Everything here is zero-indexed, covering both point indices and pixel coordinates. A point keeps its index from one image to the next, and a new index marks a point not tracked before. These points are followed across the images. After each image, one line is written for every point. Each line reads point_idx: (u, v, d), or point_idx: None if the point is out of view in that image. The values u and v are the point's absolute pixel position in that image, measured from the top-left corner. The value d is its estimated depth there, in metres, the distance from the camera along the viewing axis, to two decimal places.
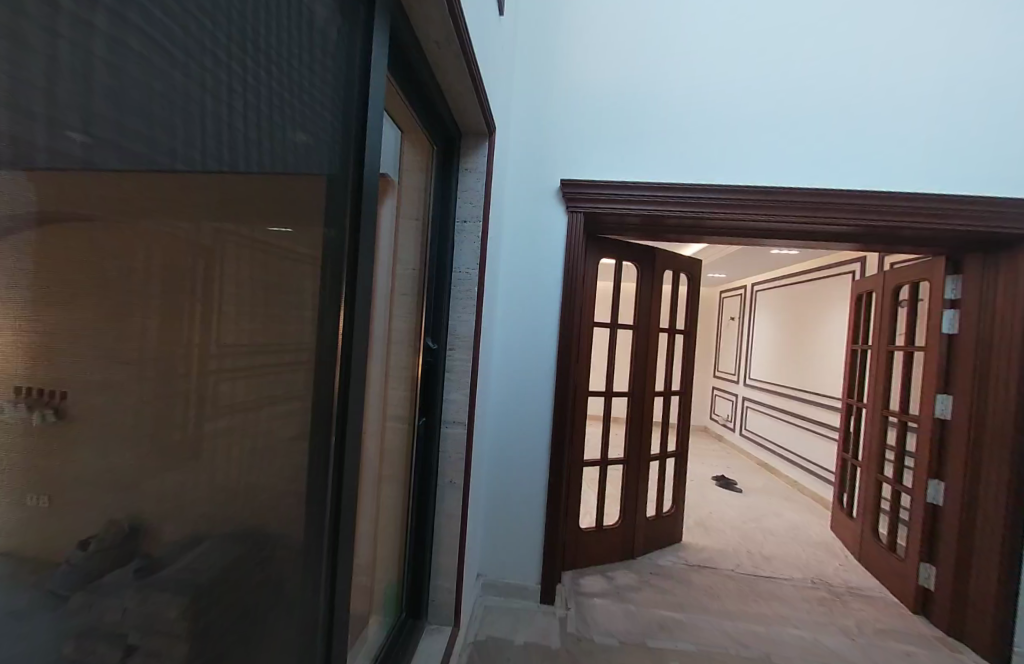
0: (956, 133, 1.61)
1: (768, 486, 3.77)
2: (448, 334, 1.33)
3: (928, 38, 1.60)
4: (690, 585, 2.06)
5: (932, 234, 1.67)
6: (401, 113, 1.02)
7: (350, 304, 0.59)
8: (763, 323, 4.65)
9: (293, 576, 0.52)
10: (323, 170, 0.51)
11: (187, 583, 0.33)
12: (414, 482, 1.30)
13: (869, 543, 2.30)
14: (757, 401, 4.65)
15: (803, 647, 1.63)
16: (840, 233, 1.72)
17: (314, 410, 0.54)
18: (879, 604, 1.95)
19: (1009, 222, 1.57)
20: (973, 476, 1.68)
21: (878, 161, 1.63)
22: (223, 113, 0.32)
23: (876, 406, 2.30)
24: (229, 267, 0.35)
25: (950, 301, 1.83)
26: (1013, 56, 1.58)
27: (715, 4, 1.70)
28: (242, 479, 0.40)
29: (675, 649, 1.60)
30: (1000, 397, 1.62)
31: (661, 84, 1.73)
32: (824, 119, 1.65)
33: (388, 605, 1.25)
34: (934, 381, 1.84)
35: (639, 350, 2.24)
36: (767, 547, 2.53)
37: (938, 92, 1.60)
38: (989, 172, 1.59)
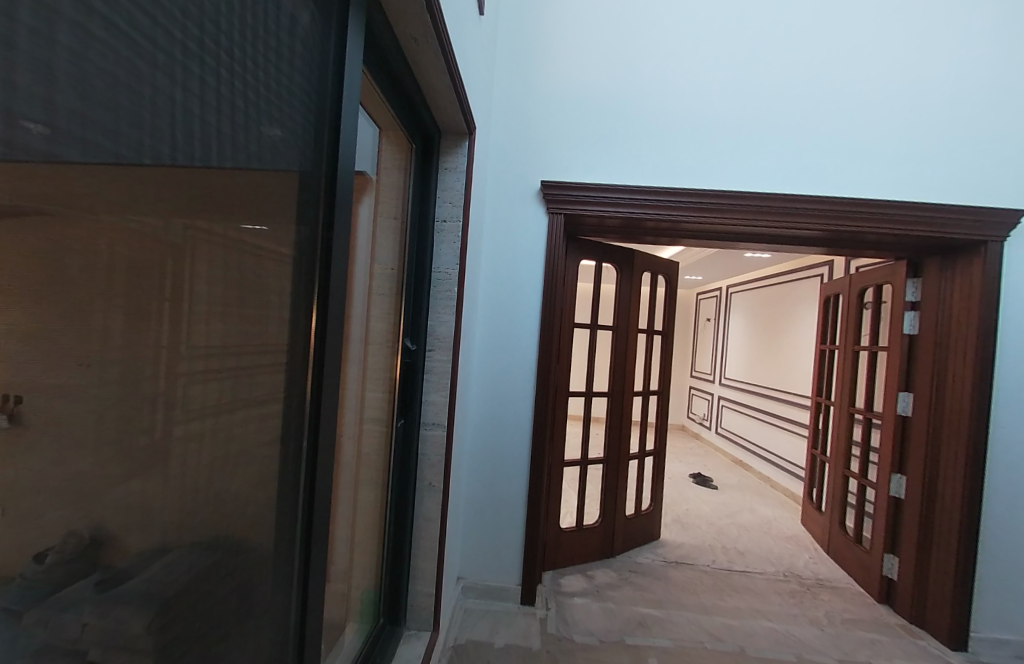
0: (910, 146, 1.73)
1: (742, 482, 3.96)
2: (427, 335, 1.32)
3: (888, 57, 1.73)
4: (668, 581, 2.13)
5: (891, 240, 1.79)
6: (380, 110, 0.99)
7: (324, 303, 0.57)
8: (738, 324, 4.89)
9: (263, 591, 0.50)
10: (295, 167, 0.50)
11: (153, 596, 0.31)
12: (392, 487, 1.27)
13: (837, 535, 2.45)
14: (733, 400, 4.86)
15: (774, 639, 1.72)
16: (807, 237, 1.82)
17: (286, 413, 0.53)
18: (846, 595, 2.08)
19: (962, 229, 1.69)
20: (932, 472, 1.81)
21: (841, 173, 1.74)
22: (194, 108, 0.31)
23: (844, 404, 2.46)
24: (200, 267, 0.34)
25: (911, 302, 1.98)
26: (962, 77, 1.72)
27: (697, 18, 1.78)
28: (212, 486, 0.39)
29: (653, 645, 1.65)
30: (952, 396, 1.75)
31: (644, 92, 1.79)
32: (791, 131, 1.76)
33: (367, 613, 1.22)
34: (898, 380, 1.99)
35: (619, 350, 2.29)
36: (740, 542, 2.65)
37: (895, 108, 1.73)
38: (943, 185, 1.72)
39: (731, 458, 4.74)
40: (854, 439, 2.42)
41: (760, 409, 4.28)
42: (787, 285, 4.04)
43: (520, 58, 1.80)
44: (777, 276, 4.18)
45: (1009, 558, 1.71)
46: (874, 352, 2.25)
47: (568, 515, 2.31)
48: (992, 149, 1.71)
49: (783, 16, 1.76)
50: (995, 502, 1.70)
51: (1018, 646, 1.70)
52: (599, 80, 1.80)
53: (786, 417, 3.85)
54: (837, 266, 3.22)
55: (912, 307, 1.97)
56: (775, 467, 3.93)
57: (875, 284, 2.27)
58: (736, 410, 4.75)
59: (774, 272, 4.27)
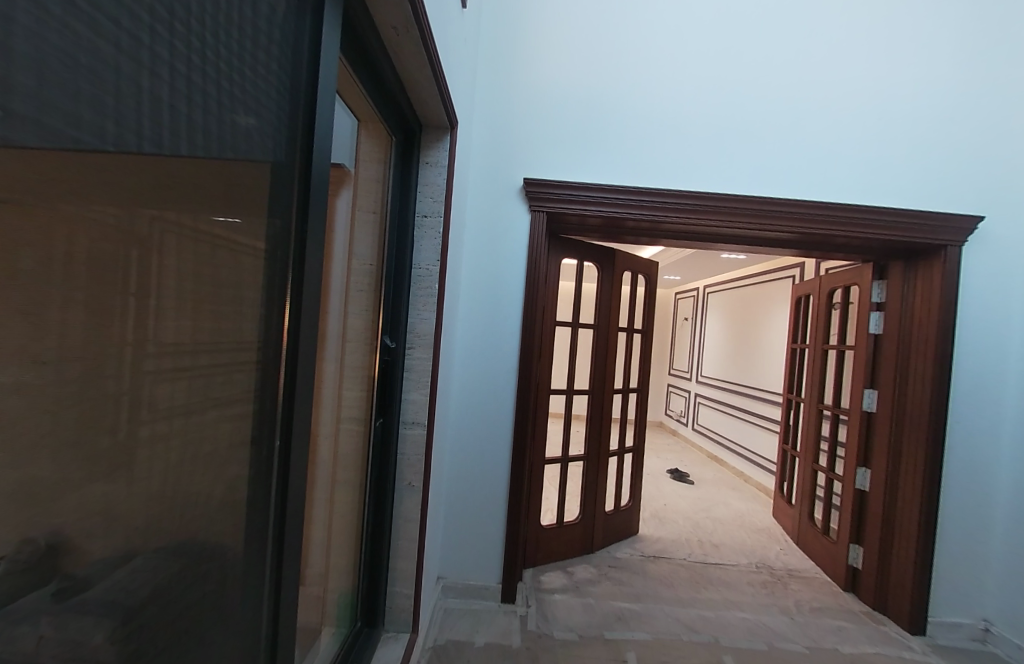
0: (875, 155, 1.83)
1: (718, 478, 4.14)
2: (407, 332, 1.30)
3: (857, 70, 1.82)
4: (646, 576, 2.21)
5: (860, 243, 1.89)
6: (356, 100, 0.96)
7: (298, 298, 0.55)
8: (715, 323, 5.09)
9: (233, 597, 0.48)
10: (267, 157, 0.48)
11: (117, 605, 0.30)
12: (370, 488, 1.25)
13: (806, 527, 2.60)
14: (709, 397, 5.07)
15: (748, 629, 1.81)
16: (781, 239, 1.91)
17: (257, 413, 0.51)
18: (815, 585, 2.21)
19: (925, 234, 1.80)
20: (895, 466, 1.95)
21: (810, 180, 1.83)
22: (162, 93, 0.30)
23: (814, 401, 2.62)
24: (169, 261, 0.33)
25: (876, 303, 2.11)
26: (923, 90, 1.82)
27: (679, 26, 1.83)
28: (180, 488, 0.37)
29: (630, 639, 1.70)
30: (915, 395, 1.88)
31: (628, 96, 1.83)
32: (764, 138, 1.83)
33: (343, 616, 1.20)
34: (863, 377, 2.13)
35: (599, 349, 2.34)
36: (715, 535, 2.78)
37: (861, 118, 1.82)
38: (906, 193, 1.82)
39: (707, 454, 4.96)
40: (823, 434, 2.57)
41: (735, 405, 4.47)
42: (761, 285, 4.23)
43: (506, 58, 1.81)
44: (753, 277, 4.36)
45: (964, 546, 1.84)
46: (842, 350, 2.40)
47: (549, 513, 2.35)
48: (949, 160, 1.82)
49: (762, 26, 1.83)
50: (952, 494, 1.83)
51: (971, 629, 1.83)
52: (586, 81, 1.83)
53: (759, 414, 4.04)
54: (807, 267, 3.39)
55: (878, 307, 2.10)
56: (748, 462, 4.13)
57: (843, 286, 2.41)
58: (712, 407, 4.96)
59: (749, 273, 4.45)
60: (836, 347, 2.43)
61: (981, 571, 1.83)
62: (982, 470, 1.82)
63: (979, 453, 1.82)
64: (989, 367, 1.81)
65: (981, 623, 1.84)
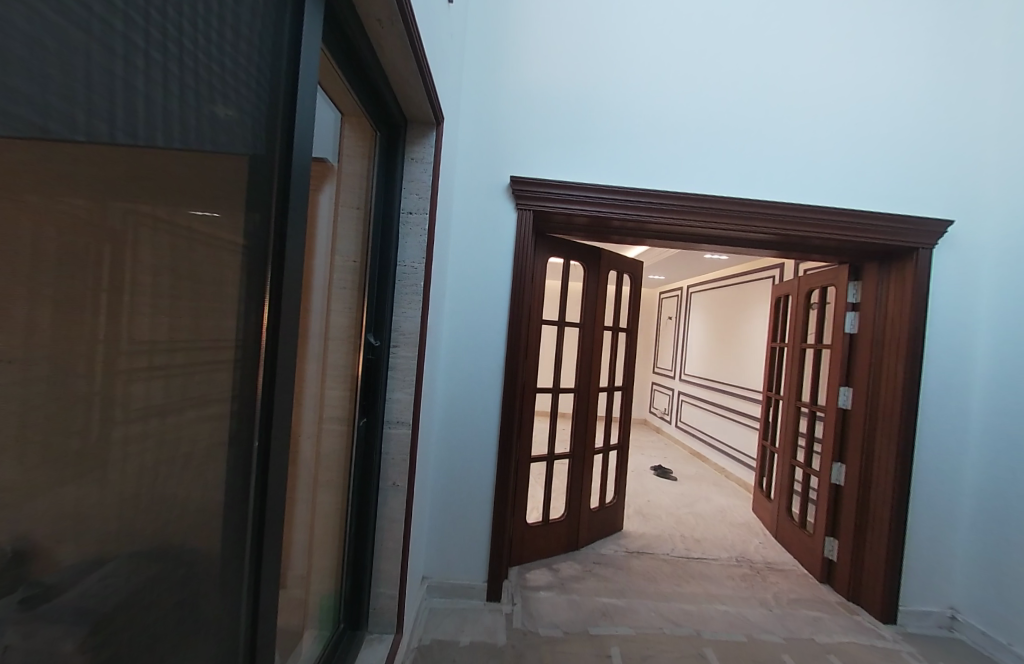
0: (850, 162, 1.91)
1: (700, 474, 4.27)
2: (391, 331, 1.28)
3: (832, 80, 1.90)
4: (630, 571, 2.26)
5: (838, 245, 1.98)
6: (339, 93, 0.94)
7: (277, 296, 0.54)
8: (698, 322, 5.24)
9: (209, 605, 0.47)
10: (247, 150, 0.46)
11: (88, 611, 0.29)
12: (353, 488, 1.23)
13: (785, 521, 2.71)
14: (692, 395, 5.21)
15: (728, 621, 1.88)
16: (762, 240, 1.97)
17: (236, 414, 0.50)
18: (792, 577, 2.32)
19: (898, 237, 1.89)
20: (868, 461, 2.05)
21: (788, 184, 1.90)
22: (137, 82, 0.29)
23: (792, 398, 2.73)
24: (143, 256, 0.32)
25: (852, 303, 2.21)
26: (893, 100, 1.91)
27: (666, 30, 1.87)
28: (155, 490, 0.36)
29: (615, 633, 1.73)
30: (888, 392, 1.97)
31: (616, 98, 1.86)
32: (745, 142, 1.89)
33: (325, 619, 1.18)
34: (839, 376, 2.23)
35: (586, 348, 2.37)
36: (698, 530, 2.88)
37: (836, 126, 1.90)
38: (877, 198, 1.91)
39: (689, 451, 5.11)
40: (800, 430, 2.68)
41: (717, 403, 4.62)
42: (743, 285, 4.36)
43: (495, 57, 1.81)
44: (734, 277, 4.50)
45: (932, 538, 1.93)
46: (818, 349, 2.51)
47: (535, 510, 2.38)
48: (916, 167, 1.92)
49: (745, 35, 1.89)
50: (922, 488, 1.92)
51: (939, 617, 1.93)
52: (575, 82, 1.84)
53: (740, 411, 4.19)
54: (788, 268, 3.53)
55: (853, 307, 2.21)
56: (729, 458, 4.27)
57: (820, 286, 2.51)
58: (694, 405, 5.10)
59: (731, 273, 4.59)
60: (813, 346, 2.54)
61: (948, 563, 1.94)
62: (949, 465, 1.92)
63: (946, 448, 1.92)
64: (957, 366, 1.91)
65: (949, 611, 1.93)
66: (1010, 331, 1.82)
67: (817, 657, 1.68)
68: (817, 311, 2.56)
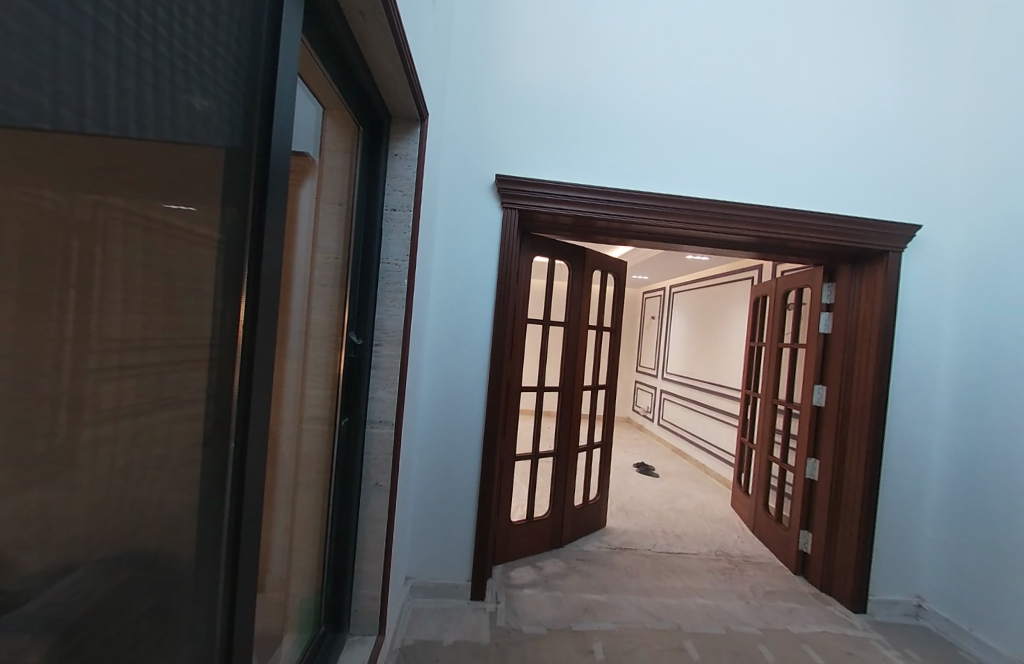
0: (824, 170, 2.00)
1: (681, 471, 4.40)
2: (374, 329, 1.26)
3: (807, 89, 1.98)
4: (613, 567, 2.31)
5: (811, 247, 2.07)
6: (320, 86, 0.92)
7: (254, 293, 0.52)
8: (680, 322, 5.38)
9: (183, 614, 0.46)
10: (223, 142, 0.45)
11: (54, 621, 0.28)
12: (334, 490, 1.21)
13: (762, 515, 2.83)
14: (674, 393, 5.36)
15: (707, 614, 1.95)
16: (741, 242, 2.04)
17: (210, 415, 0.48)
18: (768, 569, 2.43)
19: (868, 241, 1.99)
20: (840, 456, 2.16)
21: (767, 189, 1.98)
22: (108, 70, 0.28)
23: (770, 396, 2.85)
24: (114, 250, 0.31)
25: (826, 304, 2.32)
26: (864, 109, 2.00)
27: (650, 35, 1.91)
28: (125, 494, 0.35)
29: (598, 629, 1.77)
30: (858, 390, 2.08)
31: (604, 101, 1.89)
32: (725, 148, 1.96)
33: (305, 622, 1.16)
34: (813, 375, 2.34)
35: (571, 347, 2.40)
36: (679, 526, 2.97)
37: (810, 133, 1.99)
38: (848, 204, 2.01)
39: (671, 448, 5.25)
40: (777, 427, 2.80)
41: (699, 400, 4.76)
42: (724, 286, 4.50)
43: (481, 56, 1.81)
44: (715, 278, 4.64)
45: (900, 530, 2.05)
46: (794, 348, 2.62)
47: (519, 509, 2.40)
48: (882, 176, 2.02)
49: (726, 43, 1.95)
50: (891, 483, 2.04)
51: (906, 606, 2.05)
52: (561, 83, 1.86)
53: (720, 408, 4.33)
54: (767, 270, 3.67)
55: (827, 308, 2.32)
56: (709, 454, 4.42)
57: (797, 287, 2.62)
58: (676, 402, 5.24)
59: (711, 275, 4.74)
60: (789, 345, 2.66)
61: (914, 552, 2.06)
62: (915, 460, 2.04)
63: (914, 444, 2.03)
64: (923, 366, 2.03)
65: (915, 600, 2.06)
66: (973, 334, 1.94)
67: (789, 646, 1.76)
68: (794, 311, 2.68)
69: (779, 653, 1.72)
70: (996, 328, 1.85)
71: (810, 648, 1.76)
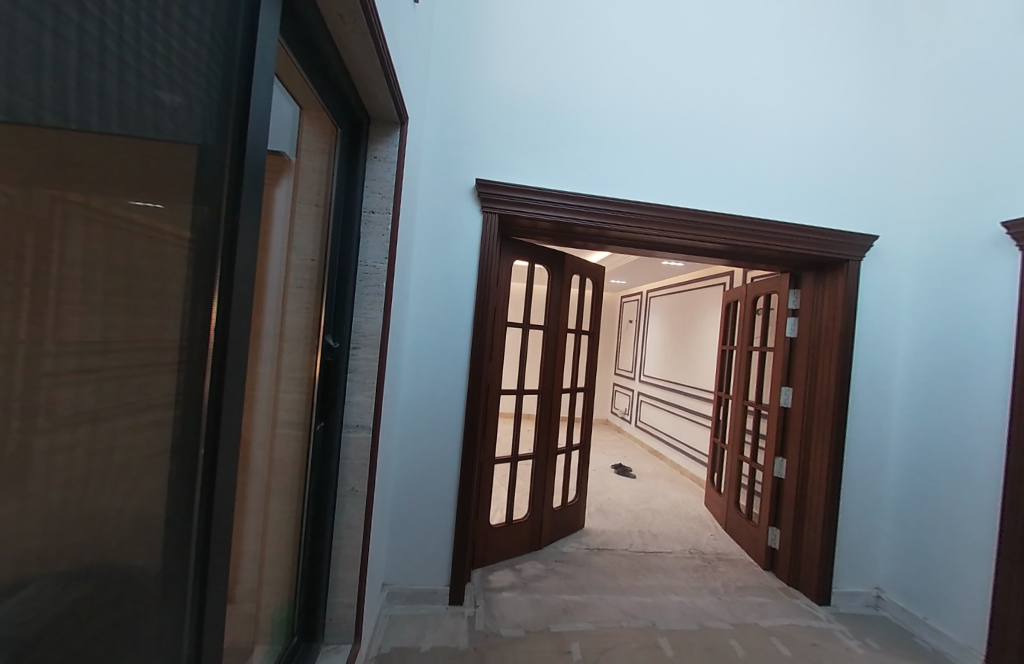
0: (789, 184, 2.14)
1: (657, 471, 4.54)
2: (351, 331, 1.24)
3: (770, 107, 2.12)
4: (591, 567, 2.35)
5: (778, 255, 2.20)
6: (297, 86, 0.91)
7: (226, 296, 0.52)
8: (657, 325, 5.58)
9: (148, 628, 0.44)
10: (196, 139, 0.44)
11: (8, 636, 0.27)
12: (308, 496, 1.18)
13: (734, 512, 2.97)
14: (650, 395, 5.54)
15: (681, 610, 2.02)
16: (713, 249, 2.16)
17: (177, 421, 0.47)
18: (739, 565, 2.55)
19: (830, 251, 2.15)
20: (805, 453, 2.30)
21: (736, 201, 2.10)
22: (68, 60, 0.28)
23: (741, 397, 3.00)
24: (73, 248, 0.31)
25: (792, 309, 2.48)
26: (819, 128, 2.16)
27: (627, 49, 2.00)
28: (84, 502, 0.34)
29: (576, 629, 1.79)
30: (822, 392, 2.23)
31: (583, 111, 1.95)
32: (696, 160, 2.06)
33: (278, 632, 1.12)
34: (780, 376, 2.49)
35: (550, 351, 2.44)
36: (655, 526, 3.06)
37: (773, 149, 2.13)
38: (808, 215, 2.16)
39: (648, 449, 5.41)
40: (747, 427, 2.94)
41: (674, 402, 4.94)
42: (697, 291, 4.72)
43: (464, 60, 1.84)
44: (690, 284, 4.85)
45: (860, 524, 2.20)
46: (763, 351, 2.78)
47: (499, 512, 2.41)
48: (839, 189, 2.19)
49: (697, 60, 2.06)
50: (852, 479, 2.19)
51: (866, 596, 2.20)
52: (541, 91, 1.91)
53: (694, 409, 4.51)
54: (738, 276, 3.86)
55: (793, 313, 2.47)
56: (684, 455, 4.59)
57: (766, 293, 2.78)
58: (653, 404, 5.41)
59: (686, 280, 4.95)
60: (758, 348, 2.81)
61: (873, 545, 2.21)
62: (874, 458, 2.20)
63: (872, 443, 2.20)
64: (879, 372, 2.20)
65: (875, 591, 2.21)
66: (923, 341, 2.11)
67: (759, 640, 1.85)
68: (762, 316, 2.84)
69: (749, 646, 1.80)
70: (940, 336, 2.03)
71: (777, 640, 1.86)
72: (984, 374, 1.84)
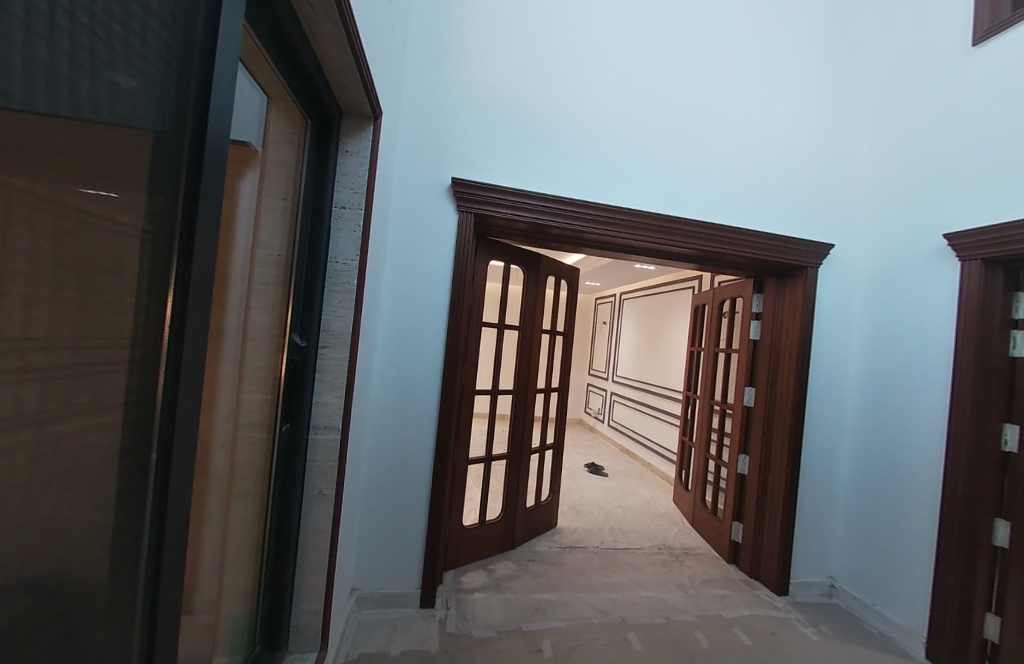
0: (752, 196, 2.30)
1: (628, 470, 4.70)
2: (320, 331, 1.20)
3: (736, 121, 2.27)
4: (563, 565, 2.41)
5: (743, 260, 2.35)
6: (263, 73, 0.87)
7: (184, 294, 0.49)
8: (630, 327, 5.78)
9: (96, 646, 0.41)
10: (152, 124, 0.42)
11: None
12: (272, 501, 1.13)
13: (700, 508, 3.13)
14: (622, 395, 5.73)
15: (649, 605, 2.11)
16: (682, 254, 2.27)
17: (125, 425, 0.44)
18: (704, 560, 2.70)
19: (793, 256, 2.32)
20: (766, 448, 2.47)
21: (707, 211, 2.23)
22: (13, 32, 0.26)
23: (707, 396, 3.18)
24: (19, 238, 0.29)
25: (756, 313, 2.66)
26: (778, 144, 2.33)
27: (605, 59, 2.07)
28: (24, 512, 0.32)
29: (548, 627, 1.83)
30: (780, 390, 2.41)
31: (561, 115, 2.00)
32: (666, 170, 2.17)
33: (238, 642, 1.06)
34: (745, 376, 2.67)
35: (525, 351, 2.47)
36: (626, 523, 3.17)
37: (739, 161, 2.28)
38: (765, 224, 2.32)
39: (620, 448, 5.59)
40: (712, 425, 3.12)
41: (645, 401, 5.15)
42: (667, 294, 4.94)
43: (446, 58, 1.84)
44: (661, 287, 5.07)
45: (815, 517, 2.40)
46: (728, 352, 2.97)
47: (471, 514, 2.41)
48: (799, 201, 2.37)
49: (669, 72, 2.17)
50: (809, 475, 2.38)
51: (821, 586, 2.41)
52: (520, 93, 1.95)
53: (664, 408, 4.72)
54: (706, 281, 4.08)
55: (756, 317, 2.65)
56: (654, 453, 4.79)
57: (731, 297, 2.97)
58: (625, 404, 5.60)
59: (658, 284, 5.17)
60: (724, 350, 2.99)
61: (827, 536, 2.42)
62: (828, 456, 2.40)
63: (827, 442, 2.40)
64: (835, 377, 2.41)
65: (828, 581, 2.42)
66: (874, 349, 2.33)
67: (722, 630, 1.97)
68: (729, 319, 3.02)
69: (713, 637, 1.91)
70: (887, 342, 2.25)
71: (740, 631, 1.98)
72: (924, 379, 2.05)
